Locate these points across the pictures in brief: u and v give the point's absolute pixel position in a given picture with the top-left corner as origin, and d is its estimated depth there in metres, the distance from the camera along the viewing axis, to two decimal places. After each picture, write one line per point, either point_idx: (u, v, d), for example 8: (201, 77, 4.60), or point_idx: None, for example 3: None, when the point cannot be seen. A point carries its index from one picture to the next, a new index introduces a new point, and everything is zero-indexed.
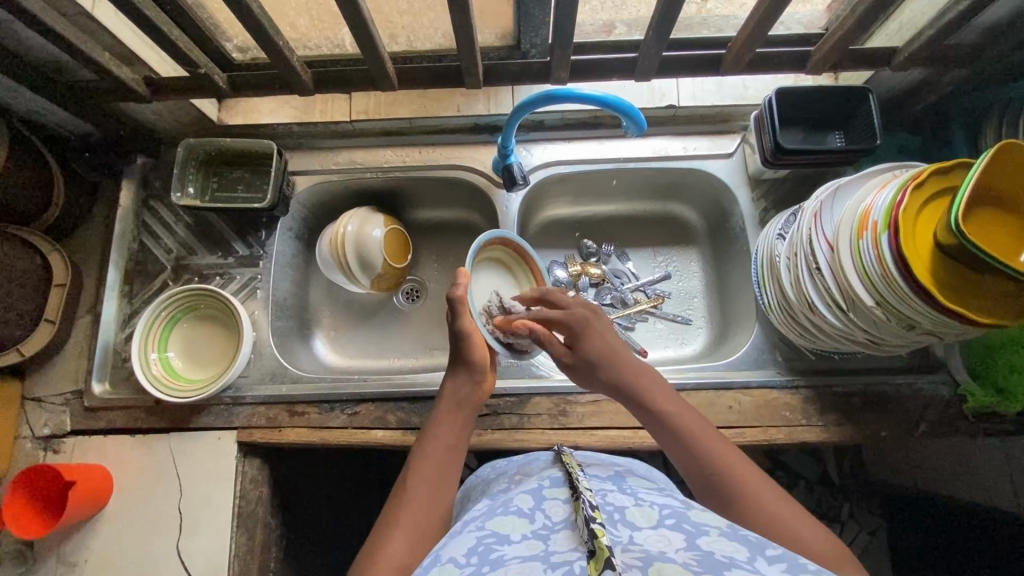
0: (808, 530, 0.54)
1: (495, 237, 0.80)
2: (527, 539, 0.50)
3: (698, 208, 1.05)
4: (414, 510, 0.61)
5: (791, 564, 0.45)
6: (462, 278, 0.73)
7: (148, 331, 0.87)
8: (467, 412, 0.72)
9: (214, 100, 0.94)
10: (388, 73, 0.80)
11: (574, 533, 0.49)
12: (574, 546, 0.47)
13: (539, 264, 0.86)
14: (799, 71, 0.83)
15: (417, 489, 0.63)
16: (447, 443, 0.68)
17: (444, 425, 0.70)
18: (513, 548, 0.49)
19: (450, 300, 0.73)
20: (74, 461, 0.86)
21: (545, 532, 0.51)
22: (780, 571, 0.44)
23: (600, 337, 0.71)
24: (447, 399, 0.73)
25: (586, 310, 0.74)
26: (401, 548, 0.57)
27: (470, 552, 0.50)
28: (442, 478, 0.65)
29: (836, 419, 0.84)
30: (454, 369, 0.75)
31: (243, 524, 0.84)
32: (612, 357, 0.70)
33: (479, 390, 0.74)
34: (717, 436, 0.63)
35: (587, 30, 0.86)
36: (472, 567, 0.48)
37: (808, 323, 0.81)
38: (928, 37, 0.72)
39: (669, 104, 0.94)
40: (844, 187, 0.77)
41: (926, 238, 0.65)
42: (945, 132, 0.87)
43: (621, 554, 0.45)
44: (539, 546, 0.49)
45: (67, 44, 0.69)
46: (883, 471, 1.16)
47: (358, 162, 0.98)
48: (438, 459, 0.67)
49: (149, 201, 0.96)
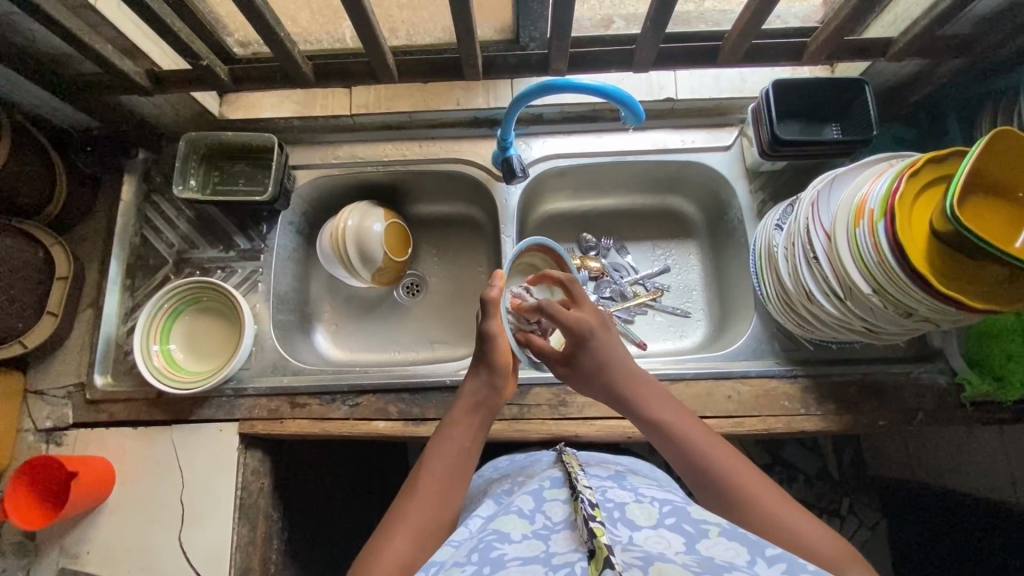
0: (797, 515, 0.55)
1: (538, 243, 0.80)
2: (528, 539, 0.51)
3: (697, 201, 1.06)
4: (422, 510, 0.61)
5: (790, 564, 0.46)
6: (496, 280, 0.74)
7: (151, 321, 0.87)
8: (483, 416, 0.72)
9: (215, 94, 0.94)
10: (388, 65, 0.81)
11: (574, 533, 0.50)
12: (574, 547, 0.48)
13: (567, 261, 0.85)
14: (795, 62, 0.83)
15: (427, 489, 0.63)
16: (460, 446, 0.68)
17: (460, 426, 0.70)
18: (513, 547, 0.50)
19: (483, 300, 0.73)
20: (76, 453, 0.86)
21: (545, 532, 0.52)
22: (779, 572, 0.45)
23: (610, 347, 0.72)
24: (465, 400, 0.73)
25: (593, 320, 0.73)
26: (405, 547, 0.57)
27: (471, 551, 0.50)
28: (453, 480, 0.65)
29: (833, 408, 0.85)
30: (475, 370, 0.74)
31: (245, 515, 0.85)
32: (620, 365, 0.71)
33: (497, 396, 0.73)
34: (705, 428, 0.65)
35: (586, 25, 0.87)
36: (472, 565, 0.48)
37: (807, 313, 0.81)
38: (922, 27, 0.73)
39: (667, 97, 0.95)
40: (841, 177, 0.78)
41: (921, 225, 0.66)
42: (940, 124, 0.88)
43: (621, 554, 0.46)
44: (540, 547, 0.49)
45: (69, 36, 0.70)
46: (883, 464, 1.16)
47: (359, 156, 0.99)
48: (450, 460, 0.66)
49: (151, 195, 0.97)
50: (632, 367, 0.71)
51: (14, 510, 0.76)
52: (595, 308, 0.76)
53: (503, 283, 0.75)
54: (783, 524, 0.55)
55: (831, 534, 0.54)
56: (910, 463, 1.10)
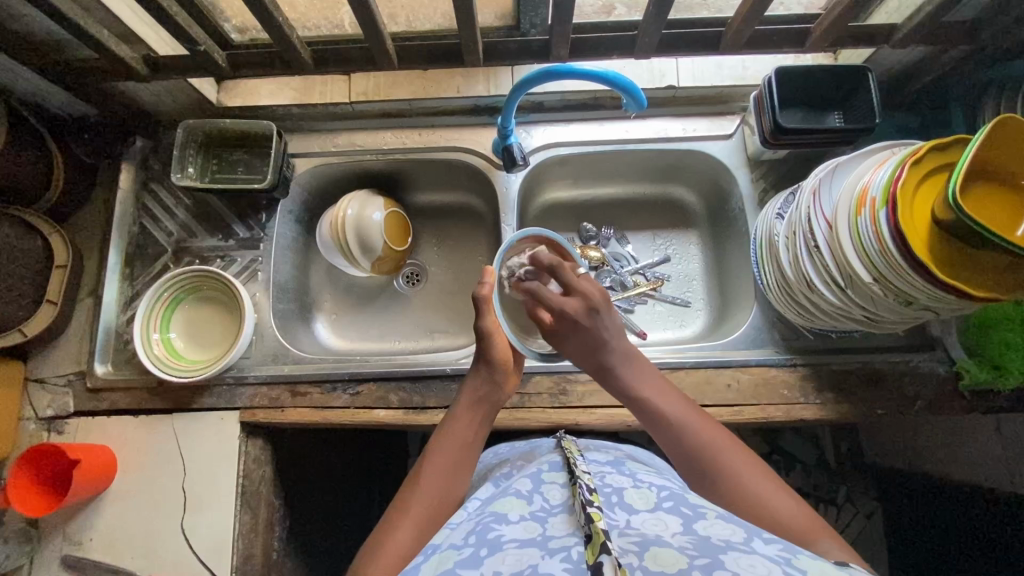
0: (784, 497, 0.59)
1: (523, 237, 0.79)
2: (525, 520, 0.52)
3: (697, 190, 1.05)
4: (425, 502, 0.62)
5: (787, 545, 0.46)
6: (486, 277, 0.74)
7: (150, 310, 0.87)
8: (486, 411, 0.72)
9: (214, 82, 0.94)
10: (387, 50, 0.80)
11: (571, 517, 0.50)
12: (572, 530, 0.48)
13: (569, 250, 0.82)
14: (798, 49, 0.83)
15: (428, 482, 0.64)
16: (462, 439, 0.69)
17: (461, 420, 0.70)
18: (511, 528, 0.50)
19: (477, 299, 0.73)
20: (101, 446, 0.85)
21: (542, 514, 0.52)
22: (776, 550, 0.45)
23: (597, 332, 0.70)
24: (467, 394, 0.73)
25: (579, 305, 0.71)
26: (409, 540, 0.59)
27: (469, 533, 0.51)
28: (455, 472, 0.66)
29: (833, 396, 0.85)
30: (476, 367, 0.75)
31: (247, 503, 0.85)
32: (604, 351, 0.70)
33: (500, 391, 0.74)
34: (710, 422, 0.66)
35: (587, 11, 0.86)
36: (469, 548, 0.49)
37: (807, 301, 0.81)
38: (928, 12, 0.73)
39: (669, 84, 0.94)
40: (843, 165, 0.77)
41: (924, 210, 0.66)
42: (943, 112, 0.88)
43: (619, 538, 0.46)
44: (537, 529, 0.50)
45: (63, 19, 0.69)
46: (880, 453, 1.18)
47: (358, 144, 0.99)
48: (452, 454, 0.67)
49: (149, 184, 0.97)
50: (622, 351, 0.71)
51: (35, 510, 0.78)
52: (588, 287, 0.72)
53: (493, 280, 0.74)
54: (772, 504, 0.58)
55: (804, 506, 0.59)
56: (907, 452, 1.11)
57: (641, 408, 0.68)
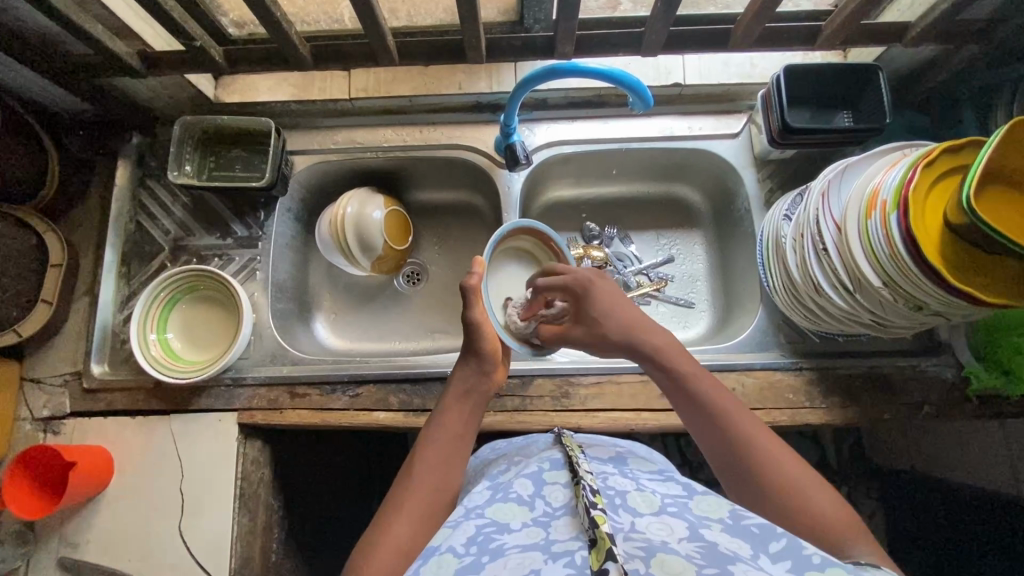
0: (827, 499, 0.57)
1: (515, 228, 0.82)
2: (528, 527, 0.50)
3: (701, 190, 1.04)
4: (420, 495, 0.61)
5: (795, 560, 0.45)
6: (475, 267, 0.75)
7: (147, 310, 0.86)
8: (474, 403, 0.71)
9: (211, 77, 0.92)
10: (388, 47, 0.78)
11: (574, 520, 0.49)
12: (575, 534, 0.47)
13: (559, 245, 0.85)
14: (808, 47, 0.81)
15: (421, 475, 0.63)
16: (453, 431, 0.68)
17: (452, 413, 0.69)
18: (513, 537, 0.49)
19: (464, 289, 0.74)
20: (100, 448, 0.84)
21: (545, 519, 0.51)
22: (784, 570, 0.44)
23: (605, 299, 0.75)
24: (455, 388, 0.72)
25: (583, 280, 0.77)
26: (405, 533, 0.58)
27: (470, 542, 0.50)
28: (449, 465, 0.65)
29: (839, 401, 0.84)
30: (462, 360, 0.74)
31: (246, 505, 0.84)
32: (619, 319, 0.73)
33: (487, 382, 0.73)
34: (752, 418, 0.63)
35: (593, 7, 0.85)
36: (471, 556, 0.47)
37: (814, 305, 0.80)
38: (942, 11, 0.71)
39: (675, 82, 0.93)
40: (853, 166, 0.75)
41: (936, 216, 0.64)
42: (954, 112, 0.86)
43: (623, 543, 0.45)
44: (540, 534, 0.49)
45: (57, 14, 0.67)
46: (883, 455, 1.17)
47: (357, 141, 0.97)
48: (444, 446, 0.66)
49: (145, 180, 0.95)
50: (632, 321, 0.74)
51: (31, 511, 0.77)
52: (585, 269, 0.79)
53: (482, 271, 0.75)
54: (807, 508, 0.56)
55: (838, 504, 0.57)
56: (910, 455, 1.10)
57: (679, 391, 0.67)
